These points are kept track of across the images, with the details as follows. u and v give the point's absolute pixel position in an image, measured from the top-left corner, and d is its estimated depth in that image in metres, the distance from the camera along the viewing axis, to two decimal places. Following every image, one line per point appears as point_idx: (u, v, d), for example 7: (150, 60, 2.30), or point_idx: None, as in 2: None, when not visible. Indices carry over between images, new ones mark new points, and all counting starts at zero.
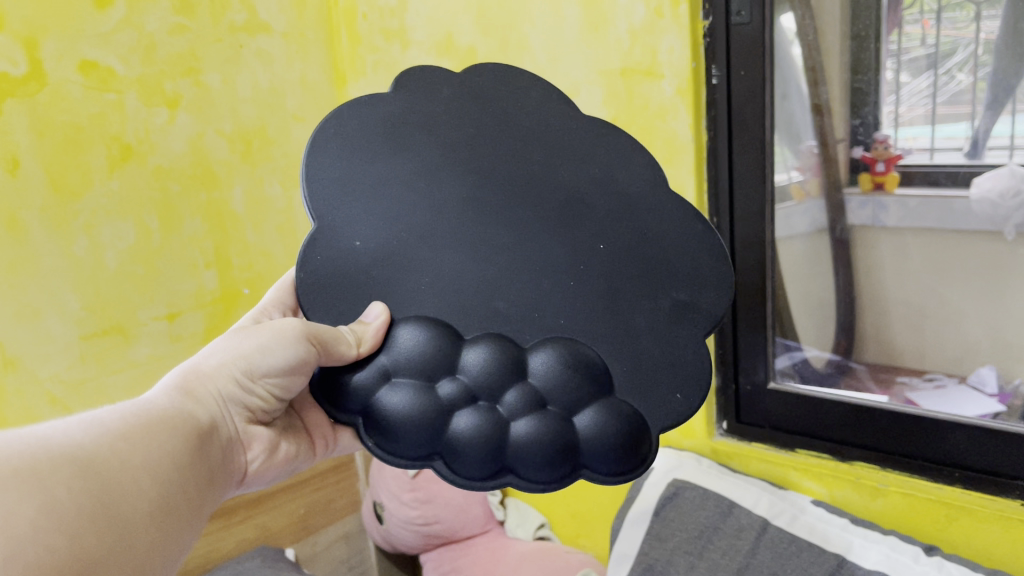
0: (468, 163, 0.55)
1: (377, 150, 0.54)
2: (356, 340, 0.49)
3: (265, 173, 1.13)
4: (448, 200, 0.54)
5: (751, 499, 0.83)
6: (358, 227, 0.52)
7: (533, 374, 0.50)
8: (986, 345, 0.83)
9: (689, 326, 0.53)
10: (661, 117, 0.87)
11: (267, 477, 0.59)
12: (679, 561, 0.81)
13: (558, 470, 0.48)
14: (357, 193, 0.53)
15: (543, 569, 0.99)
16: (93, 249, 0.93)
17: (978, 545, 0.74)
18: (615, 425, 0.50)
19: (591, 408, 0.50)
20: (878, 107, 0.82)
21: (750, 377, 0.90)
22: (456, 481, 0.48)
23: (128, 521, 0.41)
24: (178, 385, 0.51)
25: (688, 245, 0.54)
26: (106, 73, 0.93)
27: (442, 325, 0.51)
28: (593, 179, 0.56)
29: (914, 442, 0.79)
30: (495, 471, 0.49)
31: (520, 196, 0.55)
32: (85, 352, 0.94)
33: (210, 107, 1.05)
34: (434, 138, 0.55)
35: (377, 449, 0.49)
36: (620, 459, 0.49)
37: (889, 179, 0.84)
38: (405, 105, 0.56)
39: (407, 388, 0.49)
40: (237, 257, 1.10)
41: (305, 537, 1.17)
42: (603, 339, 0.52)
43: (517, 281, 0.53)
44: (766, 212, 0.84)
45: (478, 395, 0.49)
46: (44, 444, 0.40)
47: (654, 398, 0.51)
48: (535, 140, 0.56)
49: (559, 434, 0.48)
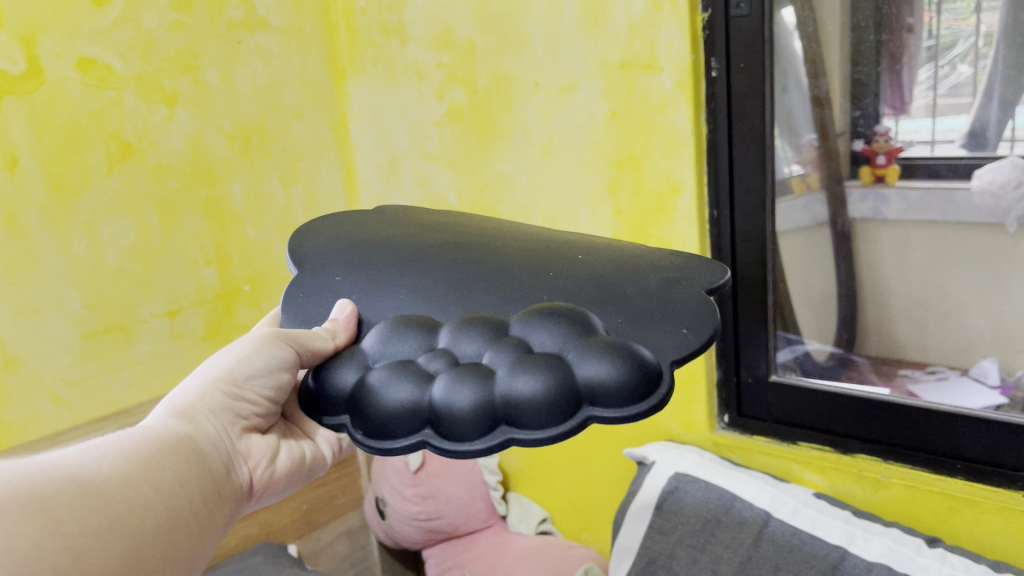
0: (450, 232, 0.58)
1: (362, 229, 0.59)
2: (331, 333, 0.47)
3: (264, 170, 1.12)
4: (427, 244, 0.56)
5: (752, 492, 0.83)
6: (337, 268, 0.53)
7: (516, 330, 0.42)
8: (988, 337, 0.82)
9: (686, 291, 0.48)
10: (660, 110, 0.87)
11: (278, 488, 0.59)
12: (681, 555, 0.81)
13: (560, 405, 0.38)
14: (340, 251, 0.56)
15: (545, 565, 0.99)
16: (93, 247, 0.93)
17: (981, 537, 0.74)
18: (622, 353, 0.40)
19: (590, 343, 0.41)
20: (878, 97, 0.81)
21: (752, 371, 0.91)
22: (447, 449, 0.38)
23: (136, 536, 0.41)
24: (168, 412, 0.51)
25: (670, 260, 0.53)
26: (104, 70, 0.93)
27: (421, 316, 0.46)
28: (571, 239, 0.58)
29: (914, 434, 0.79)
30: (488, 429, 0.38)
31: (499, 243, 0.55)
32: (86, 350, 0.94)
33: (209, 104, 1.04)
34: (413, 222, 0.60)
35: (362, 438, 0.41)
36: (634, 384, 0.39)
37: (890, 171, 0.82)
38: (397, 212, 0.64)
39: (383, 368, 0.42)
40: (237, 255, 1.10)
41: (308, 533, 1.17)
42: (591, 301, 0.46)
43: (496, 273, 0.50)
44: (766, 204, 0.85)
45: (458, 358, 0.42)
46: (43, 465, 0.41)
47: (662, 337, 0.43)
48: (508, 227, 0.60)
49: (551, 364, 0.39)
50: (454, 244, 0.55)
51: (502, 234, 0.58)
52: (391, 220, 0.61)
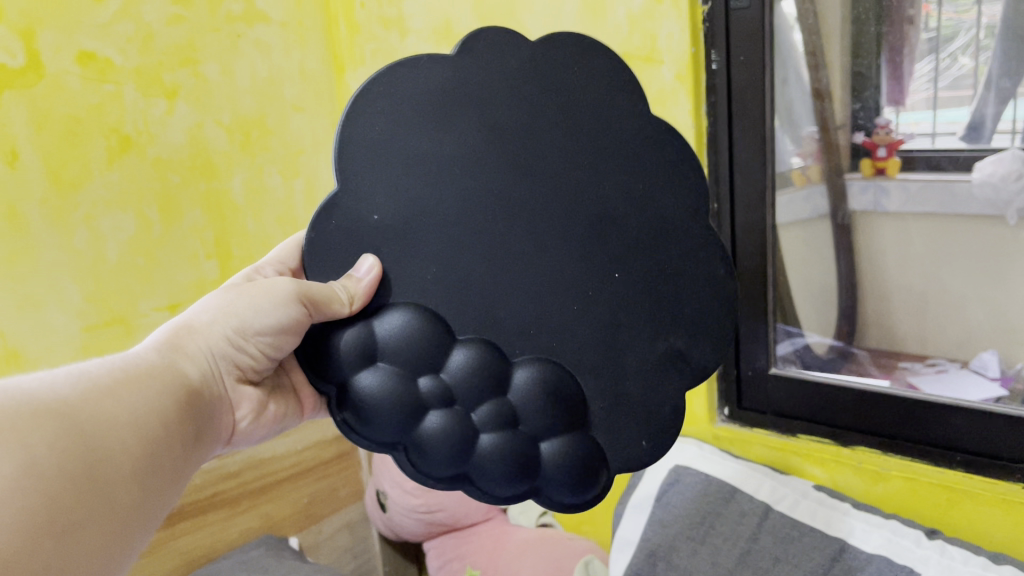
0: (511, 155, 0.53)
1: (448, 112, 0.52)
2: (349, 298, 0.50)
3: (264, 163, 1.12)
4: (479, 188, 0.53)
5: (752, 485, 0.83)
6: (377, 201, 0.52)
7: (512, 390, 0.53)
8: (986, 329, 0.82)
9: (676, 374, 0.56)
10: (661, 103, 0.87)
11: (261, 432, 0.60)
12: (680, 547, 0.80)
13: (511, 487, 0.53)
14: (389, 165, 0.52)
15: (546, 558, 0.99)
16: (93, 241, 0.93)
17: (980, 529, 0.74)
18: (574, 451, 0.54)
19: (557, 435, 0.54)
20: (878, 90, 0.81)
21: (750, 363, 0.90)
22: (413, 473, 0.52)
23: (110, 481, 0.42)
24: (168, 340, 0.52)
25: (705, 295, 0.55)
26: (104, 65, 0.93)
27: (432, 315, 0.52)
28: (634, 196, 0.54)
29: (914, 427, 0.79)
30: (453, 473, 0.53)
31: (551, 201, 0.54)
32: (86, 344, 0.94)
33: (208, 98, 1.04)
34: (483, 118, 0.52)
35: (347, 424, 0.52)
36: (570, 489, 0.54)
37: (889, 165, 0.83)
38: (472, 71, 0.52)
39: (387, 374, 0.51)
40: (237, 248, 1.10)
41: (309, 526, 1.17)
42: (589, 368, 0.55)
43: (524, 294, 0.54)
44: (767, 198, 0.84)
45: (455, 398, 0.52)
46: (28, 398, 0.41)
47: (622, 437, 0.55)
48: (591, 138, 0.53)
49: (518, 454, 0.53)
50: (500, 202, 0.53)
51: (567, 167, 0.53)
52: (461, 101, 0.52)
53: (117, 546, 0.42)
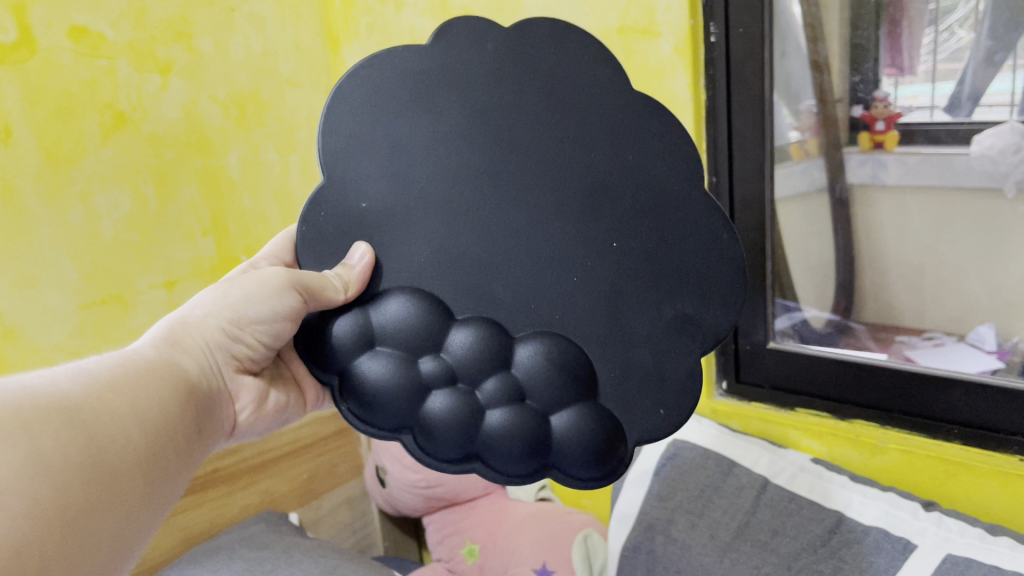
0: (496, 134, 0.54)
1: (431, 96, 0.53)
2: (343, 285, 0.52)
3: (259, 139, 1.12)
4: (467, 167, 0.54)
5: (751, 459, 0.84)
6: (366, 189, 0.54)
7: (515, 364, 0.54)
8: (985, 302, 0.81)
9: (686, 341, 0.54)
10: (658, 76, 0.87)
11: (261, 425, 0.61)
12: (679, 521, 0.81)
13: (522, 461, 0.54)
14: (374, 151, 0.54)
15: (545, 534, 1.00)
16: (88, 218, 0.93)
17: (978, 500, 0.75)
18: (586, 421, 0.54)
19: (567, 408, 0.54)
20: (877, 62, 0.80)
21: (749, 337, 0.90)
22: (421, 455, 0.54)
23: (115, 471, 0.42)
24: (165, 333, 0.53)
25: (707, 257, 0.53)
26: (96, 39, 0.92)
27: (430, 298, 0.54)
28: (626, 166, 0.53)
29: (913, 400, 0.79)
30: (462, 452, 0.54)
31: (541, 173, 0.54)
32: (84, 321, 0.94)
33: (203, 73, 1.03)
34: (465, 100, 0.53)
35: (352, 413, 0.54)
36: (584, 461, 0.54)
37: (889, 137, 0.82)
38: (451, 55, 0.53)
39: (388, 360, 0.53)
40: (233, 224, 1.09)
41: (309, 501, 1.18)
42: (595, 340, 0.54)
43: (522, 268, 0.55)
44: (765, 171, 0.84)
45: (458, 377, 0.54)
46: (30, 390, 0.41)
47: (636, 409, 0.55)
48: (571, 111, 0.53)
49: (528, 428, 0.53)
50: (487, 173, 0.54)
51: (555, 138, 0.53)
52: (438, 83, 0.53)
53: (123, 535, 0.43)
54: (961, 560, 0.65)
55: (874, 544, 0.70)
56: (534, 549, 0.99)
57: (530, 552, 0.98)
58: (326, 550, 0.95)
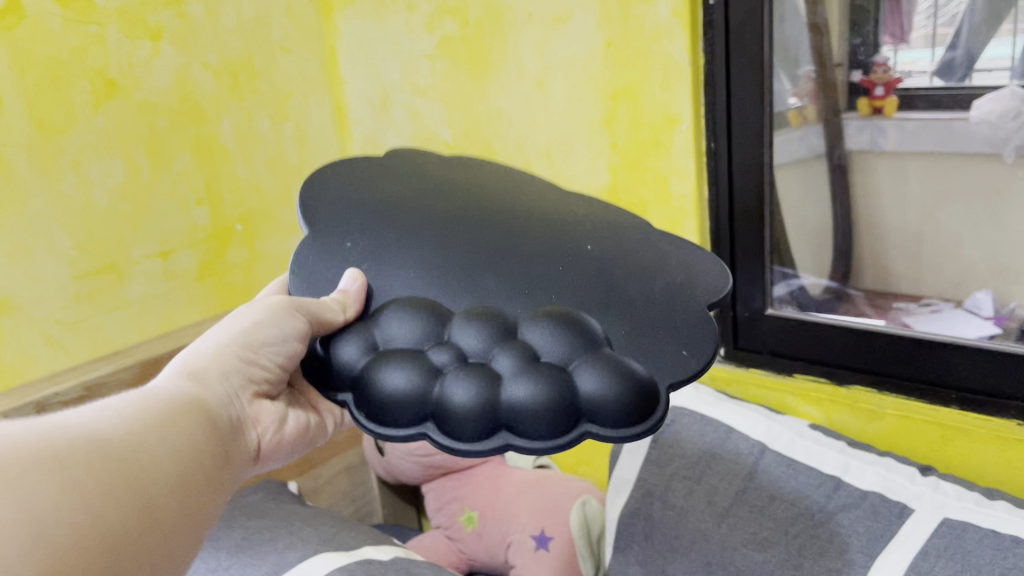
0: (458, 195, 0.65)
1: (394, 180, 0.66)
2: (342, 306, 0.52)
3: (252, 106, 1.10)
4: (439, 212, 0.62)
5: (748, 424, 0.83)
6: (352, 235, 0.59)
7: (526, 338, 0.49)
8: (983, 268, 0.80)
9: (686, 304, 0.55)
10: (656, 40, 0.85)
11: (284, 453, 0.60)
12: (678, 487, 0.81)
13: (560, 423, 0.45)
14: (354, 209, 0.61)
15: (543, 500, 1.01)
16: (81, 186, 0.92)
17: (974, 465, 0.75)
18: (617, 371, 0.47)
19: (591, 364, 0.47)
20: (878, 24, 0.78)
21: (747, 304, 0.91)
22: (451, 446, 0.46)
23: (152, 498, 0.42)
24: (179, 370, 0.52)
25: (669, 256, 0.60)
26: (85, 4, 0.90)
27: (428, 305, 0.52)
28: (578, 219, 0.64)
29: (911, 365, 0.79)
30: (492, 429, 0.46)
31: (504, 218, 0.63)
32: (79, 291, 0.93)
33: (194, 39, 1.02)
34: (426, 188, 0.65)
35: (366, 421, 0.48)
36: (626, 411, 0.46)
37: (888, 103, 0.80)
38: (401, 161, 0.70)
39: (394, 357, 0.48)
40: (228, 193, 1.08)
41: (308, 471, 1.19)
42: (598, 312, 0.52)
43: (507, 268, 0.56)
44: (764, 136, 0.84)
45: (468, 356, 0.48)
46: (61, 425, 0.41)
47: (660, 356, 0.50)
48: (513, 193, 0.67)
49: (556, 386, 0.46)
50: (445, 216, 0.62)
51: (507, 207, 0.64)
52: (406, 174, 0.67)
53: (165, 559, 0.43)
54: (957, 524, 0.65)
55: (872, 509, 0.70)
56: (532, 515, 1.00)
57: (528, 519, 1.00)
58: (326, 518, 0.96)
